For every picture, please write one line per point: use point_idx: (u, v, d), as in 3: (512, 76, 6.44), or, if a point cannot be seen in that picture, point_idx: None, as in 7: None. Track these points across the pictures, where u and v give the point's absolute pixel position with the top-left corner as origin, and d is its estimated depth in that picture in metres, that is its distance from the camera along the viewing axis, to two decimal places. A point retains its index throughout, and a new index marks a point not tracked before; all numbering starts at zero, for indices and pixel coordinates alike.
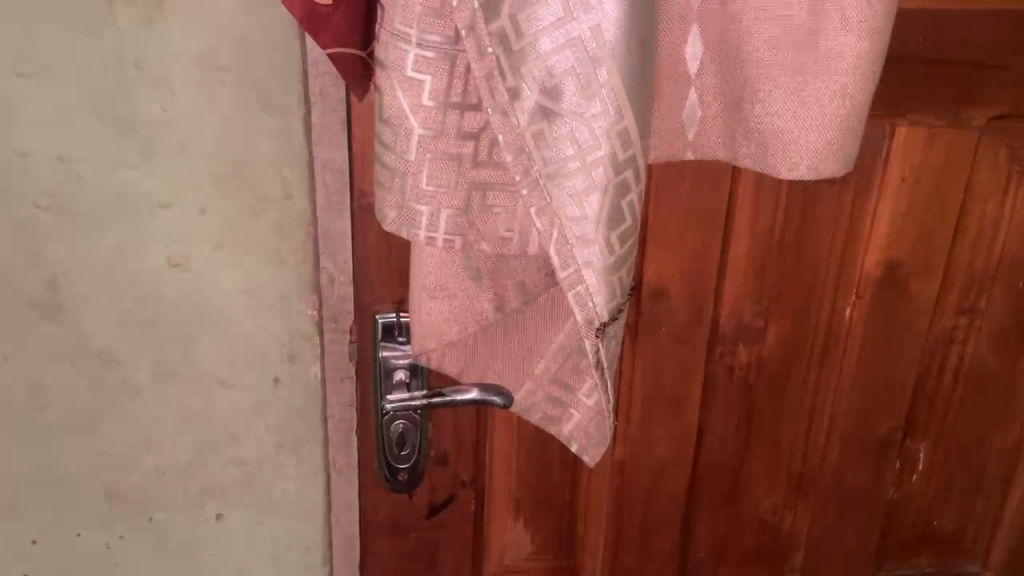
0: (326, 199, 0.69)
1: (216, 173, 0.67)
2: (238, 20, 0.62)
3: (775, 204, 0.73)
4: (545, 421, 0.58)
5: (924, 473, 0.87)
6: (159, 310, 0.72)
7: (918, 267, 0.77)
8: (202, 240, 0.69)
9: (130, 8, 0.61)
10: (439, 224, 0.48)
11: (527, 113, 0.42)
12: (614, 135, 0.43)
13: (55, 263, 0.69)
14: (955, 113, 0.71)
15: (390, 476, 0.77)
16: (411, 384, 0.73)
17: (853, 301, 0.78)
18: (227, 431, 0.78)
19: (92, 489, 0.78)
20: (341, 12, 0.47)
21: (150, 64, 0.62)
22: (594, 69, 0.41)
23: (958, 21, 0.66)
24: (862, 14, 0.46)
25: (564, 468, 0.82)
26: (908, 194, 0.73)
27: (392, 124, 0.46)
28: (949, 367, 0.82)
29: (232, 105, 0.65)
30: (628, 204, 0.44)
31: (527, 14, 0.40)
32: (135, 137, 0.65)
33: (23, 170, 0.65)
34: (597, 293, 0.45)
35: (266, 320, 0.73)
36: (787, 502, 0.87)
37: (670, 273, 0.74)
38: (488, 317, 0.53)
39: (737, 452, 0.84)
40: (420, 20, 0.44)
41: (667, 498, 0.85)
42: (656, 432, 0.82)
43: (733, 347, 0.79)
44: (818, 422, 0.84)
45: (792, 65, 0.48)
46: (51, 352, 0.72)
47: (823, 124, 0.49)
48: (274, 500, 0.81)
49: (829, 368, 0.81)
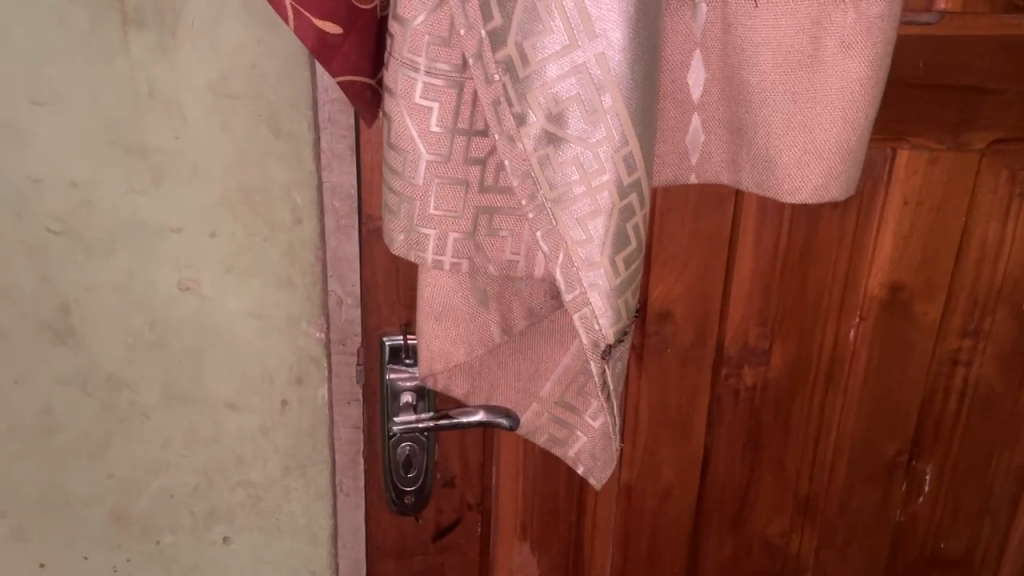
0: (335, 223, 0.70)
1: (227, 198, 0.68)
2: (249, 48, 0.63)
3: (779, 228, 0.73)
4: (551, 443, 0.58)
5: (931, 495, 0.87)
6: (168, 333, 0.72)
7: (920, 288, 0.77)
8: (211, 264, 0.70)
9: (143, 37, 0.62)
10: (446, 247, 0.48)
11: (533, 139, 0.42)
12: (618, 160, 0.43)
13: (67, 287, 0.69)
14: (954, 137, 0.71)
15: (396, 499, 0.77)
16: (417, 407, 0.73)
17: (858, 323, 0.78)
18: (235, 453, 0.78)
19: (99, 512, 0.79)
20: (350, 41, 0.48)
21: (162, 91, 0.64)
22: (599, 94, 0.42)
23: (957, 47, 0.67)
24: (861, 41, 0.46)
25: (570, 491, 0.82)
26: (911, 216, 0.74)
27: (400, 150, 0.47)
28: (954, 388, 0.82)
29: (243, 131, 0.66)
30: (633, 227, 0.45)
31: (533, 42, 0.41)
32: (146, 163, 0.66)
33: (35, 195, 0.66)
34: (603, 315, 0.45)
35: (275, 343, 0.74)
36: (794, 524, 0.87)
37: (675, 295, 0.75)
38: (494, 339, 0.53)
39: (743, 475, 0.84)
40: (428, 49, 0.44)
41: (674, 520, 0.85)
42: (662, 454, 0.82)
43: (738, 368, 0.79)
44: (824, 443, 0.84)
45: (793, 92, 0.48)
46: (60, 376, 0.73)
47: (827, 149, 0.49)
48: (281, 522, 0.81)
49: (835, 390, 0.81)
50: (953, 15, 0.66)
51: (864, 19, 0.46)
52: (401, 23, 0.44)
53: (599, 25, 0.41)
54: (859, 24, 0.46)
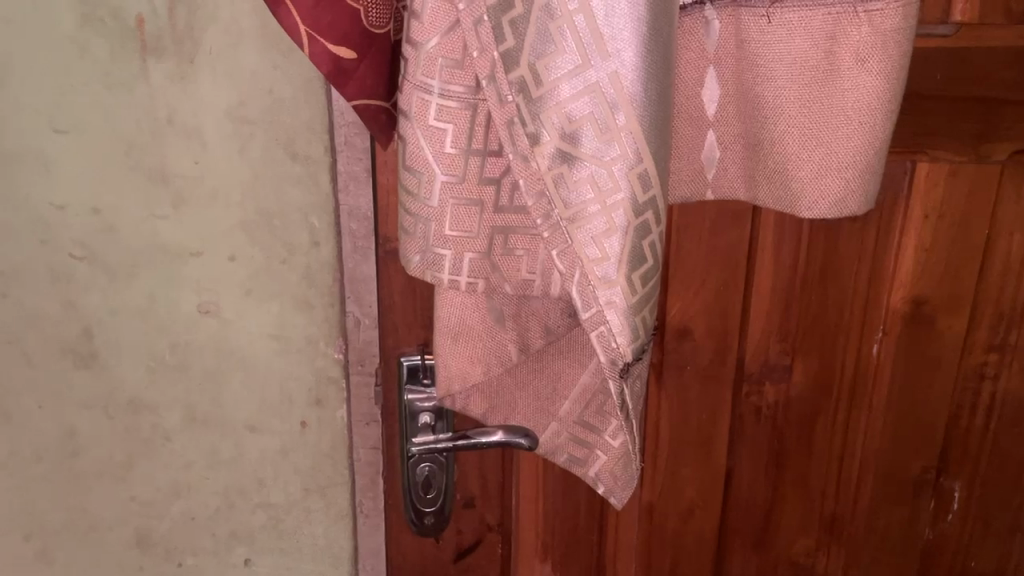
0: (352, 244, 0.69)
1: (245, 221, 0.68)
2: (266, 74, 0.64)
3: (798, 243, 0.73)
4: (571, 462, 0.58)
5: (960, 513, 0.85)
6: (189, 356, 0.73)
7: (943, 302, 0.76)
8: (230, 286, 0.71)
9: (162, 65, 0.63)
10: (462, 267, 0.49)
11: (548, 157, 0.42)
12: (633, 178, 0.43)
13: (89, 311, 0.70)
14: (975, 149, 0.70)
15: (416, 520, 0.75)
16: (436, 427, 0.71)
17: (880, 338, 0.77)
18: (255, 476, 0.78)
19: (121, 536, 0.79)
20: (365, 65, 0.48)
21: (181, 118, 0.65)
22: (612, 113, 0.42)
23: (976, 58, 0.65)
24: (877, 55, 0.46)
25: (591, 512, 0.82)
26: (932, 229, 0.73)
27: (415, 171, 0.47)
28: (981, 405, 0.81)
29: (261, 155, 0.66)
30: (649, 244, 0.45)
31: (546, 62, 0.41)
32: (166, 189, 0.67)
33: (58, 222, 0.67)
34: (621, 333, 0.45)
35: (293, 364, 0.74)
36: (819, 544, 0.86)
37: (693, 312, 0.75)
38: (512, 359, 0.53)
39: (766, 493, 0.83)
40: (442, 72, 0.44)
41: (697, 540, 0.85)
42: (683, 473, 0.82)
43: (759, 385, 0.78)
44: (848, 460, 0.83)
45: (808, 107, 0.48)
46: (83, 400, 0.74)
47: (844, 162, 0.48)
48: (302, 543, 0.82)
49: (859, 406, 0.80)
50: (969, 26, 0.65)
51: (879, 33, 0.45)
52: (415, 47, 0.44)
53: (612, 45, 0.41)
54: (875, 37, 0.45)
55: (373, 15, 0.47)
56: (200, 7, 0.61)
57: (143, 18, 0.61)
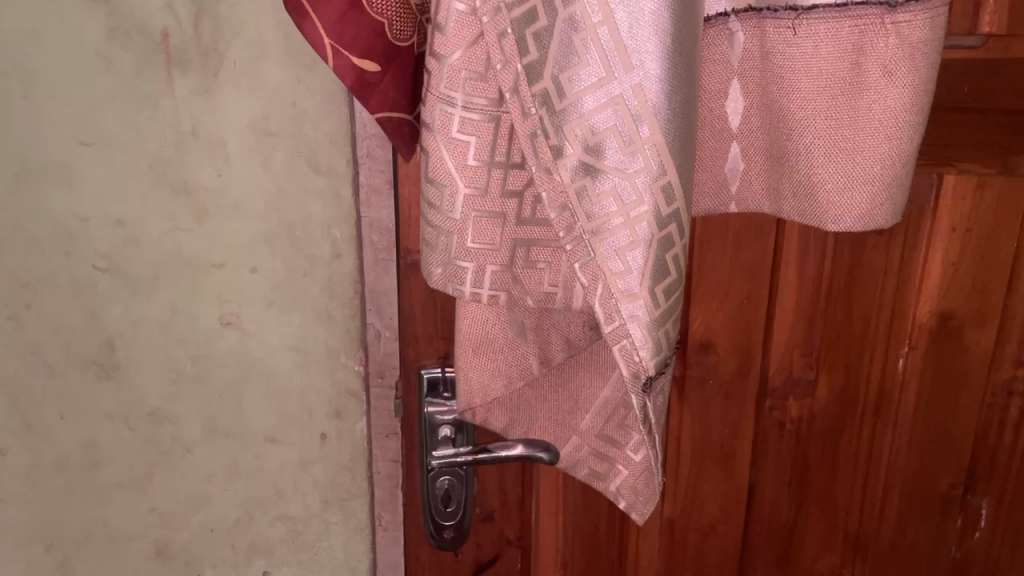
0: (373, 257, 0.69)
1: (266, 232, 0.69)
2: (290, 86, 0.64)
3: (822, 254, 0.72)
4: (592, 476, 0.57)
5: (988, 531, 0.83)
6: (210, 367, 0.73)
7: (971, 316, 0.75)
8: (252, 298, 0.71)
9: (187, 79, 0.63)
10: (483, 280, 0.48)
11: (570, 169, 0.42)
12: (656, 190, 0.43)
13: (112, 321, 0.71)
14: (1002, 161, 0.69)
15: (435, 533, 0.75)
16: (456, 440, 0.71)
17: (906, 352, 0.76)
18: (275, 487, 0.78)
19: (141, 546, 0.79)
20: (388, 78, 0.48)
21: (205, 131, 0.65)
22: (636, 126, 0.41)
23: (1002, 68, 0.65)
24: (905, 68, 0.45)
25: (610, 526, 0.81)
26: (959, 242, 0.72)
27: (438, 183, 0.46)
28: (1010, 421, 0.79)
29: (283, 168, 0.67)
30: (672, 257, 0.44)
31: (570, 74, 0.41)
32: (189, 201, 0.67)
33: (81, 234, 0.68)
34: (643, 347, 0.44)
35: (314, 376, 0.74)
36: (843, 561, 0.85)
37: (716, 326, 0.74)
38: (533, 371, 0.53)
39: (790, 508, 0.82)
40: (465, 84, 0.44)
41: (718, 556, 0.84)
42: (705, 488, 0.81)
43: (782, 400, 0.77)
44: (874, 476, 0.81)
45: (835, 120, 0.48)
46: (106, 411, 0.74)
47: (870, 175, 0.48)
48: (320, 556, 0.81)
49: (885, 422, 0.79)
50: (997, 38, 0.64)
51: (907, 46, 0.44)
52: (438, 59, 0.44)
53: (636, 57, 0.41)
54: (902, 50, 0.45)
55: (397, 28, 0.47)
56: (225, 21, 0.62)
57: (168, 31, 0.62)
